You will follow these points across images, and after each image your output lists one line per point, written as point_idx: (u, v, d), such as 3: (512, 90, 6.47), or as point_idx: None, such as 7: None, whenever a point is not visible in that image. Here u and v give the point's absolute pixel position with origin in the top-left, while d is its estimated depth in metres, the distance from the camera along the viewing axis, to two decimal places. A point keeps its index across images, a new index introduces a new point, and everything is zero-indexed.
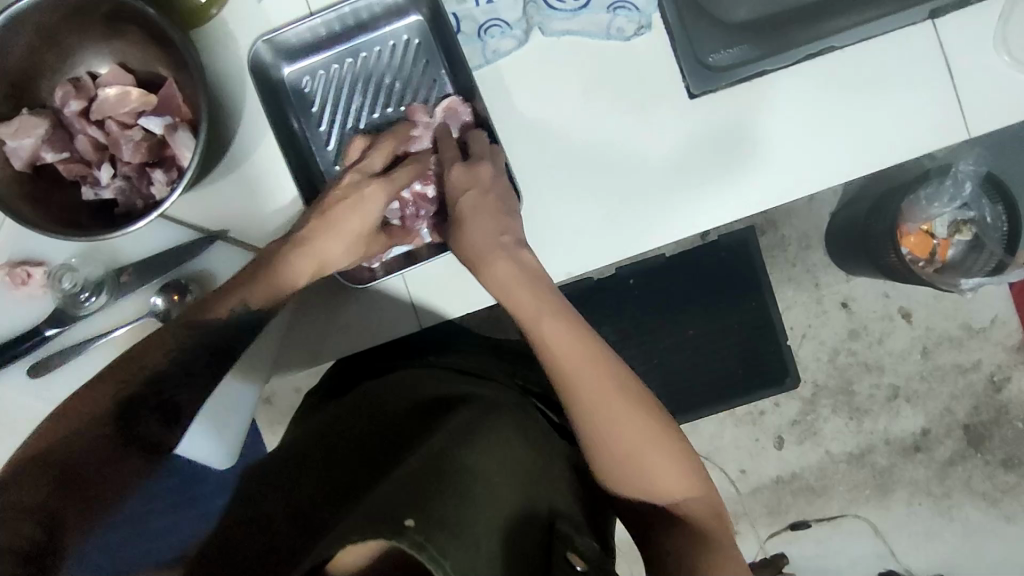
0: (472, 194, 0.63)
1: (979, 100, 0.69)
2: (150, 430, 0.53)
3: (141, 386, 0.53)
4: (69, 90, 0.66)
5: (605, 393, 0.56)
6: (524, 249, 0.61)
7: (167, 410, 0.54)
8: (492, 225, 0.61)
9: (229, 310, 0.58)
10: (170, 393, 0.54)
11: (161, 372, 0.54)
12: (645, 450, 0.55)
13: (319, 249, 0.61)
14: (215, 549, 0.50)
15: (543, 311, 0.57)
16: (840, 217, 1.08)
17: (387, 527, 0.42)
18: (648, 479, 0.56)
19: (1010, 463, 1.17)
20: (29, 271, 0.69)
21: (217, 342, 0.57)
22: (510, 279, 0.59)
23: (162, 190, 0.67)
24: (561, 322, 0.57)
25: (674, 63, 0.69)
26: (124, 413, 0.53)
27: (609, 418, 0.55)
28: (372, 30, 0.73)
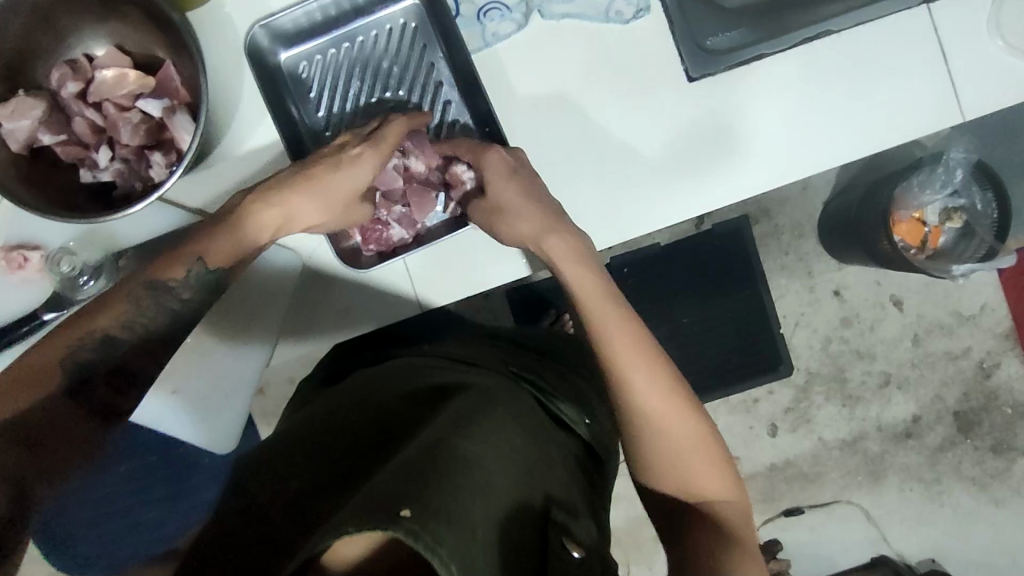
0: (515, 185, 0.64)
1: (974, 84, 0.69)
2: (104, 393, 0.57)
3: (96, 350, 0.56)
4: (65, 72, 0.65)
5: (661, 396, 0.57)
6: (582, 240, 0.64)
7: (123, 372, 0.57)
8: (536, 216, 0.63)
9: (185, 271, 0.59)
10: (128, 354, 0.57)
11: (117, 335, 0.57)
12: (690, 449, 0.57)
13: (289, 208, 0.63)
14: (213, 539, 0.50)
15: (598, 302, 0.59)
16: (832, 205, 1.09)
17: (379, 518, 0.41)
18: (688, 476, 0.57)
19: (999, 448, 1.18)
20: (26, 255, 0.69)
21: (179, 309, 0.59)
22: (568, 257, 0.62)
23: (161, 172, 0.66)
24: (621, 313, 0.59)
25: (673, 48, 0.69)
26: (79, 376, 0.55)
27: (661, 420, 0.57)
28: (368, 15, 0.73)
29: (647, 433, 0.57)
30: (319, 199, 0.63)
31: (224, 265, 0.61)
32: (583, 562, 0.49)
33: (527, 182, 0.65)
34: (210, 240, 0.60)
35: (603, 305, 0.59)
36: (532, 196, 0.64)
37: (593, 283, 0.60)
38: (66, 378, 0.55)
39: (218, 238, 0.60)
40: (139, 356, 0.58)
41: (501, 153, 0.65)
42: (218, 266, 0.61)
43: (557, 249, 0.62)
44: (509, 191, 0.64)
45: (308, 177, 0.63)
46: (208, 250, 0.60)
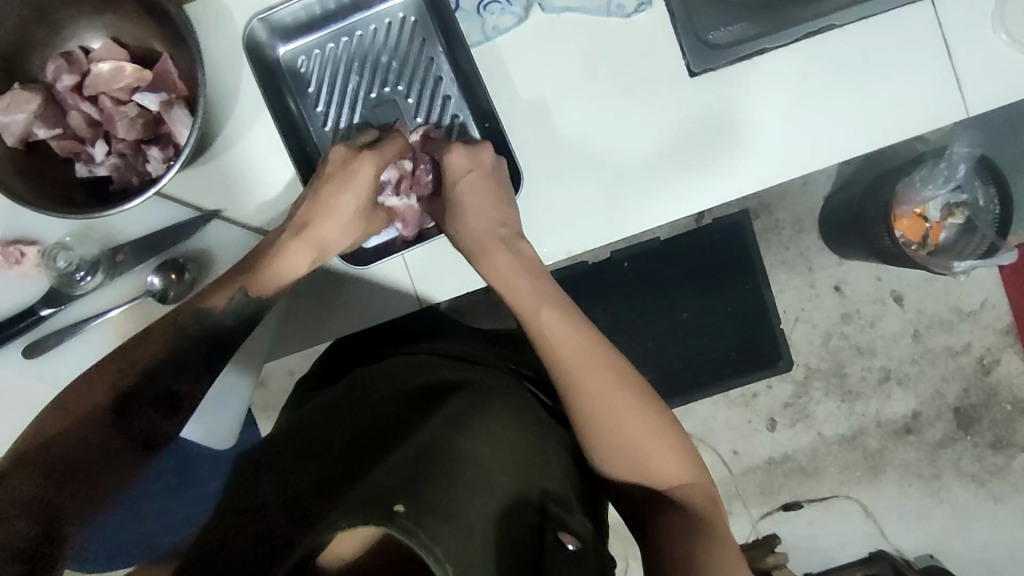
0: (469, 181, 0.66)
1: (978, 79, 0.69)
2: (149, 419, 0.58)
3: (139, 377, 0.58)
4: (61, 65, 0.65)
5: (604, 386, 0.58)
6: (521, 241, 0.65)
7: (166, 399, 0.59)
8: (491, 209, 0.65)
9: (226, 298, 0.62)
10: (171, 382, 0.59)
11: (157, 364, 0.58)
12: (646, 439, 0.58)
13: (317, 234, 0.65)
14: (214, 536, 0.49)
15: (538, 310, 0.61)
16: (833, 200, 1.08)
17: (376, 513, 0.41)
18: (644, 464, 0.58)
19: (999, 444, 1.18)
20: (21, 250, 0.68)
21: (218, 334, 0.62)
22: (511, 269, 0.64)
23: (158, 167, 0.66)
24: (562, 317, 0.60)
25: (675, 43, 0.68)
26: (121, 402, 0.57)
27: (615, 413, 0.58)
28: (367, 9, 0.72)
29: (596, 424, 0.58)
30: (337, 218, 0.66)
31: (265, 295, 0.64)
32: (575, 554, 0.49)
33: (490, 175, 0.66)
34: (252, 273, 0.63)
35: (541, 305, 0.61)
36: (489, 188, 0.66)
37: (534, 290, 0.62)
38: (108, 406, 0.56)
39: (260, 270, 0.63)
40: (180, 383, 0.59)
41: (463, 146, 0.66)
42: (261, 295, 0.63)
43: (501, 260, 0.64)
44: (471, 184, 0.66)
45: (319, 199, 0.65)
46: (251, 282, 0.63)
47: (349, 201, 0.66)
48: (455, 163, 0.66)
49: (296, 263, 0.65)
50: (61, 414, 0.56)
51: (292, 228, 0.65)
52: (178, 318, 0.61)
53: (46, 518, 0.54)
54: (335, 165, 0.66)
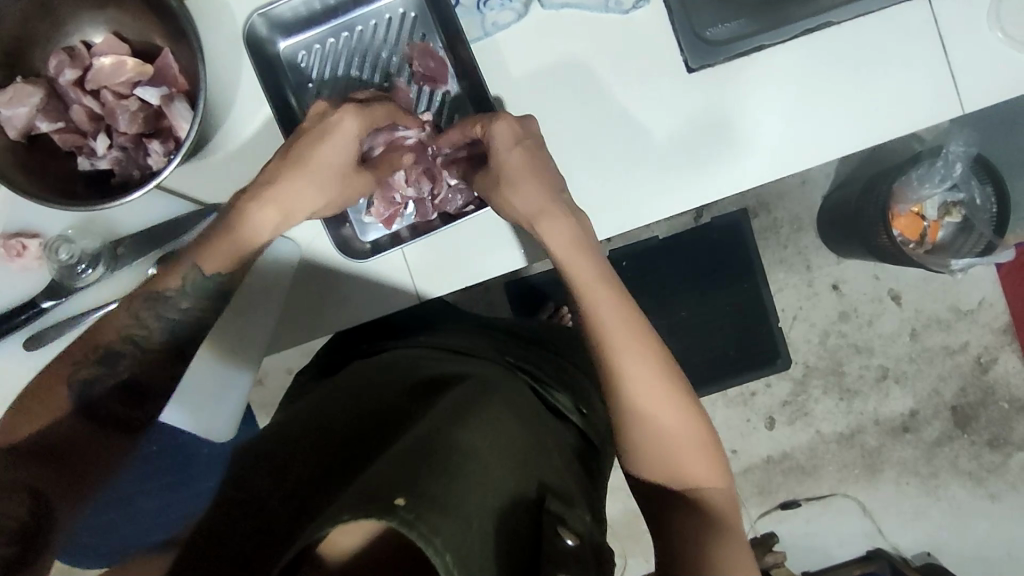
0: (520, 152, 0.63)
1: (973, 76, 0.69)
2: (115, 408, 0.60)
3: (100, 365, 0.60)
4: (63, 59, 0.65)
5: (647, 374, 0.57)
6: (577, 215, 0.63)
7: (131, 387, 0.61)
8: (535, 188, 0.63)
9: (180, 277, 0.62)
10: (134, 368, 0.61)
11: (123, 349, 0.61)
12: (683, 435, 0.58)
13: (285, 194, 0.62)
14: (214, 529, 0.50)
15: (592, 286, 0.60)
16: (831, 198, 1.09)
17: (375, 507, 0.41)
18: (676, 459, 0.58)
19: (996, 442, 1.19)
20: (23, 243, 0.69)
21: (178, 317, 0.62)
22: (569, 242, 0.62)
23: (159, 161, 0.66)
24: (612, 298, 0.60)
25: (673, 39, 0.69)
26: (87, 391, 0.60)
27: (656, 404, 0.57)
28: (366, 5, 0.72)
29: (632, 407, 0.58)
30: (308, 176, 0.63)
31: (220, 270, 0.63)
32: (576, 548, 0.49)
33: (534, 150, 0.64)
34: (201, 246, 0.62)
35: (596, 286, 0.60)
36: (533, 165, 0.63)
37: (591, 266, 0.61)
38: (77, 398, 0.59)
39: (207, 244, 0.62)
40: (143, 372, 0.62)
41: (510, 119, 0.63)
42: (215, 271, 0.63)
43: (553, 229, 0.62)
44: (513, 159, 0.63)
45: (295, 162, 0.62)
46: (200, 255, 0.62)
47: (323, 158, 0.63)
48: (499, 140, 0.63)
49: (259, 226, 0.62)
50: (39, 409, 0.59)
51: (251, 192, 0.62)
52: (138, 295, 0.61)
53: (32, 504, 0.56)
54: (318, 124, 0.63)
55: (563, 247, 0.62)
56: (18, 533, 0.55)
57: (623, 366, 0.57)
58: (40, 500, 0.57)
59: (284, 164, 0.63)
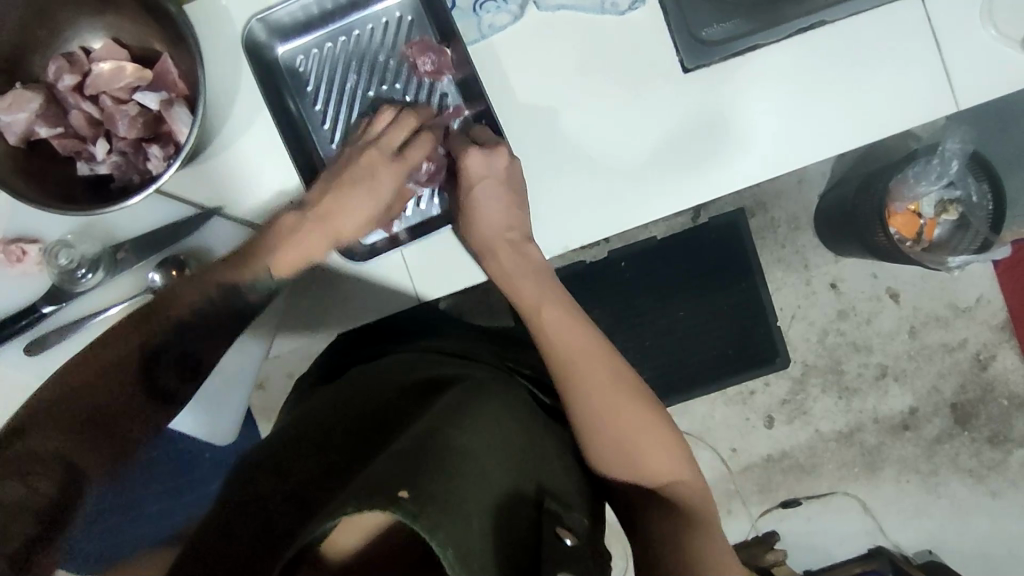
0: (487, 185, 0.66)
1: (967, 74, 0.70)
2: (168, 378, 0.56)
3: (172, 335, 0.56)
4: (62, 65, 0.65)
5: (602, 380, 0.60)
6: (529, 244, 0.68)
7: (190, 361, 0.57)
8: (503, 211, 0.67)
9: (254, 274, 0.61)
10: (198, 343, 0.57)
11: (192, 323, 0.57)
12: (643, 436, 0.59)
13: (344, 221, 0.66)
14: (215, 524, 0.49)
15: (543, 304, 0.65)
16: (828, 198, 1.09)
17: (378, 501, 0.42)
18: (640, 460, 0.59)
19: (996, 439, 1.19)
20: (23, 248, 0.69)
21: (249, 309, 0.61)
22: (519, 269, 0.67)
23: (159, 165, 0.67)
24: (561, 313, 0.64)
25: (668, 40, 0.69)
26: (149, 361, 0.55)
27: (609, 407, 0.59)
28: (364, 9, 0.73)
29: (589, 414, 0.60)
30: (371, 208, 0.68)
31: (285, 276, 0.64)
32: (574, 547, 0.48)
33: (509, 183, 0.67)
34: (275, 252, 0.63)
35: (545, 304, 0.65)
36: (503, 199, 0.67)
37: (539, 288, 0.66)
38: (136, 364, 0.54)
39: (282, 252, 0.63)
40: (205, 347, 0.58)
41: (480, 150, 0.66)
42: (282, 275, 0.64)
43: (509, 261, 0.67)
44: (489, 188, 0.66)
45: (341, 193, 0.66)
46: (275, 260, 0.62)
47: (370, 189, 0.67)
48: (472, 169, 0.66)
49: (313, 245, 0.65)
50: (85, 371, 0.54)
51: (315, 216, 0.65)
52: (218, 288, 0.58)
53: (68, 481, 0.52)
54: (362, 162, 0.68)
55: (519, 273, 0.67)
56: (46, 513, 0.51)
57: (573, 373, 0.60)
58: (72, 475, 0.52)
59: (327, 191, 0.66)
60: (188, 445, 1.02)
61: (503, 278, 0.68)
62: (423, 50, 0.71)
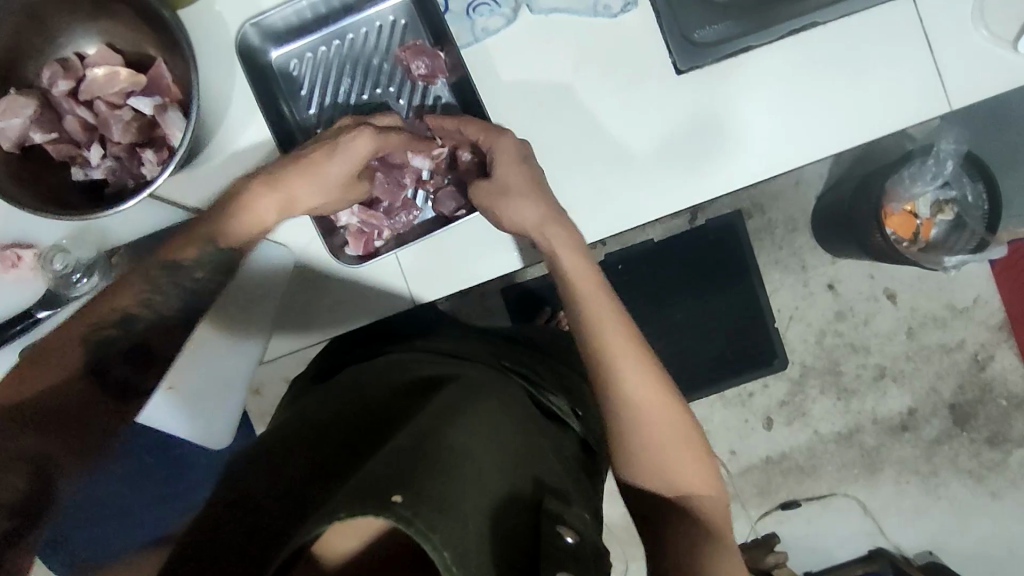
0: (523, 171, 0.65)
1: (959, 75, 0.70)
2: (120, 372, 0.58)
3: (118, 327, 0.57)
4: (56, 71, 0.66)
5: (646, 384, 0.57)
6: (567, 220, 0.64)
7: (139, 352, 0.58)
8: (535, 203, 0.63)
9: (196, 252, 0.60)
10: (147, 332, 0.58)
11: (137, 313, 0.57)
12: (675, 444, 0.57)
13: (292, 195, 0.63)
14: (209, 528, 0.50)
15: (589, 290, 0.60)
16: (825, 199, 1.09)
17: (370, 504, 0.41)
18: (668, 469, 0.58)
19: (995, 440, 1.19)
20: (19, 253, 0.69)
21: (191, 289, 0.60)
22: (564, 245, 0.63)
23: (153, 169, 0.67)
24: (606, 299, 0.60)
25: (661, 42, 0.69)
26: (100, 355, 0.57)
27: (650, 409, 0.57)
28: (357, 13, 0.73)
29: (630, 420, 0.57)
30: (320, 188, 0.64)
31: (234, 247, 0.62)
32: (576, 545, 0.49)
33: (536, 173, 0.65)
34: (221, 222, 0.61)
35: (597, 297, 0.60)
36: (532, 184, 0.64)
37: (584, 269, 0.62)
38: (85, 358, 0.57)
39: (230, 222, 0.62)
40: (153, 338, 0.59)
41: (514, 135, 0.65)
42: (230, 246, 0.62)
43: (556, 237, 0.63)
44: (517, 178, 0.64)
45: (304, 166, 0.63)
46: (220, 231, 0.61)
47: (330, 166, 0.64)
48: (501, 161, 0.65)
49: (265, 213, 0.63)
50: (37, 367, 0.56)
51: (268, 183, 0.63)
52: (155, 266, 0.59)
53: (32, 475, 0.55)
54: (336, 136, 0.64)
55: (562, 252, 0.62)
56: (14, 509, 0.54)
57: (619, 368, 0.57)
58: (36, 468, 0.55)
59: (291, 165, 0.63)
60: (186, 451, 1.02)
61: (547, 252, 0.63)
62: (421, 52, 0.71)
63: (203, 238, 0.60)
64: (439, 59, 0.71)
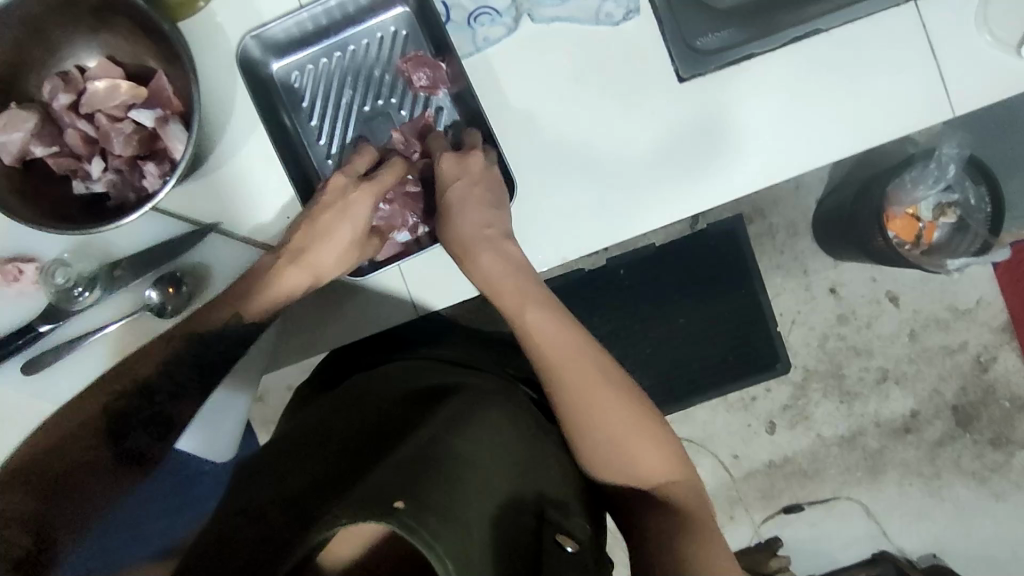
0: (462, 184, 0.66)
1: (962, 79, 0.70)
2: (136, 439, 0.60)
3: (136, 394, 0.60)
4: (58, 83, 0.66)
5: (589, 382, 0.59)
6: (507, 242, 0.65)
7: (157, 420, 0.61)
8: (478, 216, 0.66)
9: (221, 322, 0.64)
10: (164, 401, 0.62)
11: (155, 381, 0.61)
12: (632, 437, 0.58)
13: (313, 260, 0.66)
14: (216, 539, 0.49)
15: (523, 304, 0.62)
16: (826, 203, 1.09)
17: (377, 511, 0.41)
18: (632, 462, 0.58)
19: (998, 441, 1.19)
20: (20, 267, 0.69)
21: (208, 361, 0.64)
22: (493, 267, 0.64)
23: (155, 181, 0.66)
24: (542, 307, 0.61)
25: (664, 50, 0.69)
26: (114, 419, 0.60)
27: (599, 406, 0.58)
28: (359, 23, 0.73)
29: (580, 420, 0.58)
30: (333, 246, 0.67)
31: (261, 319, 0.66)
32: (575, 556, 0.50)
33: (490, 192, 0.66)
34: (247, 298, 0.65)
35: (528, 303, 0.62)
36: (476, 198, 0.66)
37: (519, 286, 0.63)
38: (104, 426, 0.59)
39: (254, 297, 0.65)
40: (173, 405, 0.62)
41: (453, 154, 0.67)
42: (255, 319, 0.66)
43: (486, 261, 0.64)
44: (466, 194, 0.66)
45: (316, 229, 0.66)
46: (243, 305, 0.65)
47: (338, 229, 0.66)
48: (448, 178, 0.67)
49: (288, 288, 0.66)
50: (55, 435, 0.60)
51: (288, 254, 0.66)
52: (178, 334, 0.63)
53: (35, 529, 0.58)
54: (332, 194, 0.67)
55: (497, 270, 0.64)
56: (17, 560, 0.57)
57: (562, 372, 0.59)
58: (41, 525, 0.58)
59: (306, 233, 0.66)
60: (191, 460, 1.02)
61: (483, 277, 0.64)
62: (422, 63, 0.71)
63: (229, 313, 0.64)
64: (440, 71, 0.71)
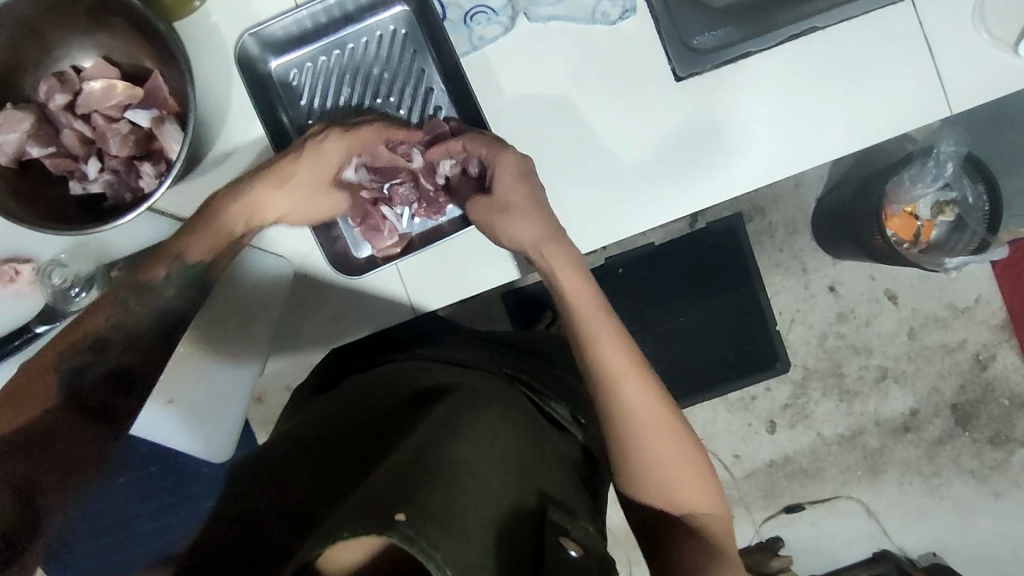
0: (523, 189, 0.61)
1: (960, 77, 0.70)
2: (103, 395, 0.56)
3: (91, 352, 0.55)
4: (53, 84, 0.65)
5: (647, 410, 0.57)
6: (572, 244, 0.61)
7: (120, 375, 0.57)
8: (532, 224, 0.60)
9: (165, 268, 0.59)
10: (123, 354, 0.57)
11: (110, 335, 0.56)
12: (675, 467, 0.57)
13: (255, 201, 0.62)
14: (210, 546, 0.50)
15: (591, 313, 0.58)
16: (825, 201, 1.09)
17: (375, 524, 0.41)
18: (671, 490, 0.58)
19: (997, 439, 1.19)
20: (16, 268, 0.69)
21: (167, 305, 0.59)
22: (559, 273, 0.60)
23: (151, 182, 0.67)
24: (607, 320, 0.58)
25: (660, 49, 0.69)
26: (75, 381, 0.55)
27: (648, 436, 0.57)
28: (357, 22, 0.73)
29: (629, 448, 0.57)
30: (290, 190, 0.64)
31: (205, 258, 0.60)
32: (578, 560, 0.49)
33: (535, 189, 0.62)
34: (190, 236, 0.60)
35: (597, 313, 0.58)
36: (534, 201, 0.61)
37: (587, 295, 0.59)
38: (61, 386, 0.55)
39: (194, 230, 0.60)
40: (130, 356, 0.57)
41: (515, 153, 0.62)
42: (199, 258, 0.60)
43: (558, 260, 0.60)
44: (514, 195, 0.61)
45: (277, 173, 0.63)
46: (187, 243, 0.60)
47: (301, 175, 0.64)
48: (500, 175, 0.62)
49: (231, 223, 0.62)
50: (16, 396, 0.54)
51: (233, 190, 0.62)
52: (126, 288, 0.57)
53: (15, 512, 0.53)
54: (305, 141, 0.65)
55: (564, 269, 0.60)
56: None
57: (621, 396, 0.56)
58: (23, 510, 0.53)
59: (265, 172, 0.63)
60: (190, 460, 1.02)
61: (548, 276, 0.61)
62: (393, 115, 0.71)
63: (171, 253, 0.59)
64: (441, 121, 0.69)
